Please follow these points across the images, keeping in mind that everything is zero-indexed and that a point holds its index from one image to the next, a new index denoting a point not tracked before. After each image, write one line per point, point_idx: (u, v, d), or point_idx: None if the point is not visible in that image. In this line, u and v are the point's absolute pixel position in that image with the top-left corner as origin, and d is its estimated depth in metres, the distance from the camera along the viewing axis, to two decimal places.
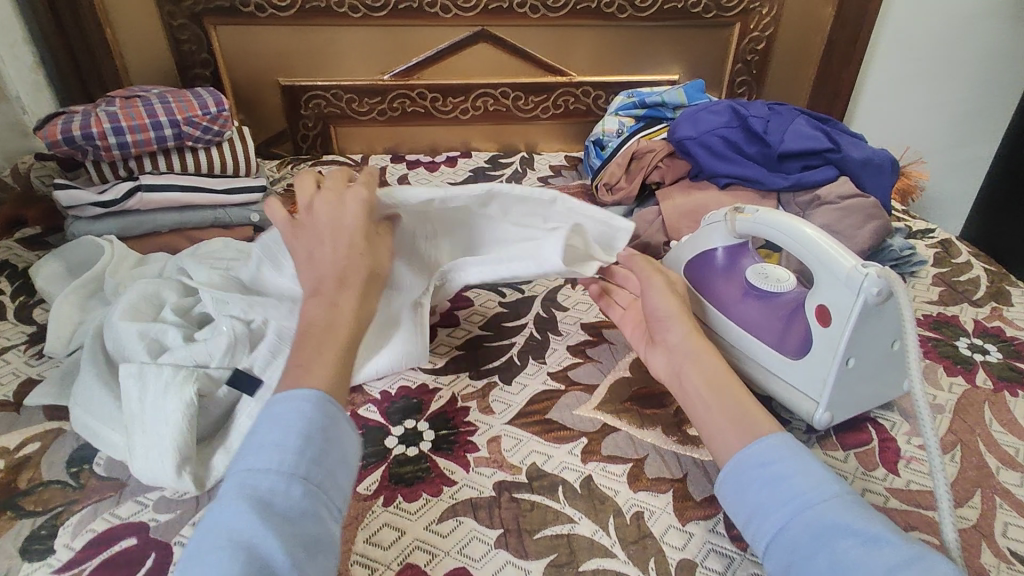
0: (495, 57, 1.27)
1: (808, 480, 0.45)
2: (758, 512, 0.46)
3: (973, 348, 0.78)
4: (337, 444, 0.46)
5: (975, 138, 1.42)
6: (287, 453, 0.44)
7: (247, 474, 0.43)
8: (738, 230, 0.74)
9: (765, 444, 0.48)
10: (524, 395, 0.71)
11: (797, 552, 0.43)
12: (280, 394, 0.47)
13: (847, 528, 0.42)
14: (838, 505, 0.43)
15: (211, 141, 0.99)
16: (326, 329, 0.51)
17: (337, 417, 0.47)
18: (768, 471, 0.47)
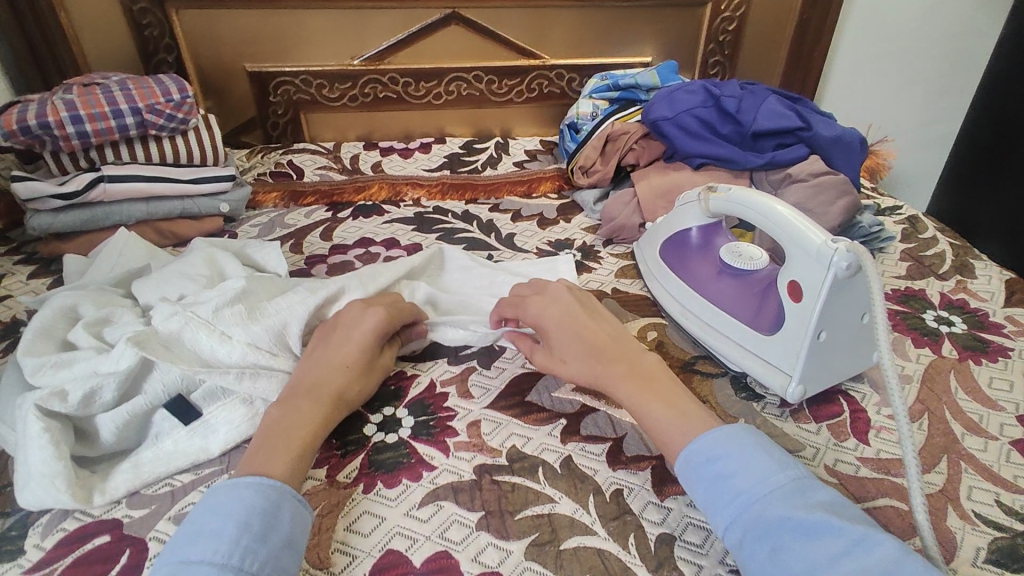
0: (468, 40, 1.25)
1: (751, 480, 0.49)
2: (710, 508, 0.50)
3: (939, 320, 0.81)
4: (273, 519, 0.48)
5: (941, 117, 1.46)
6: (222, 543, 0.45)
7: (179, 563, 0.44)
8: (712, 209, 0.76)
9: (707, 442, 0.52)
10: (503, 378, 0.71)
11: (749, 541, 0.47)
12: (239, 479, 0.50)
13: (791, 519, 0.45)
14: (779, 500, 0.47)
15: (177, 129, 0.96)
16: (278, 430, 0.56)
17: (279, 499, 0.50)
18: (715, 469, 0.51)
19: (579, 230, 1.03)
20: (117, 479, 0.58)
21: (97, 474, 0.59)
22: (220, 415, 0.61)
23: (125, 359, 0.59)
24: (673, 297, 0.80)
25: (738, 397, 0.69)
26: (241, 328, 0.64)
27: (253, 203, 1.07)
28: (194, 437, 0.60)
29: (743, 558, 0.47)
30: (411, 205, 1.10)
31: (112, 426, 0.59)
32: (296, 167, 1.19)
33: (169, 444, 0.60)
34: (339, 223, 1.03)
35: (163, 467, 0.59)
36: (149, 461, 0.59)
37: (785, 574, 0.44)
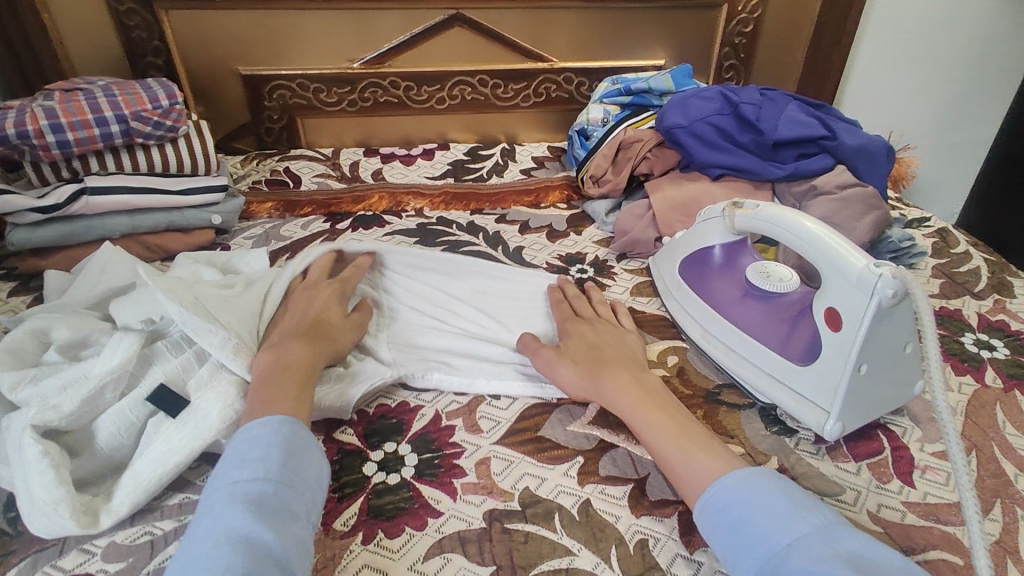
0: (471, 42, 1.20)
1: (767, 527, 0.44)
2: (731, 560, 0.46)
3: (979, 344, 0.75)
4: (304, 447, 0.51)
5: (962, 122, 1.41)
6: (268, 465, 0.48)
7: (233, 485, 0.47)
8: (737, 226, 0.70)
9: (720, 488, 0.48)
10: (513, 410, 0.66)
11: None
12: (252, 420, 0.52)
13: (809, 574, 0.40)
14: (799, 550, 0.42)
15: (164, 137, 0.91)
16: (283, 368, 0.58)
17: (300, 430, 0.52)
18: (732, 515, 0.47)
19: (591, 243, 0.98)
20: (119, 494, 0.53)
21: (100, 495, 0.54)
22: (211, 400, 0.57)
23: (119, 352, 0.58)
24: (694, 316, 0.74)
25: (769, 432, 0.64)
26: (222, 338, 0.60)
27: (247, 214, 1.02)
28: (188, 427, 0.56)
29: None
30: (413, 216, 1.05)
31: (111, 426, 0.56)
32: (292, 175, 1.14)
33: (162, 439, 0.55)
34: (337, 235, 0.98)
35: (161, 468, 0.54)
36: (145, 466, 0.54)
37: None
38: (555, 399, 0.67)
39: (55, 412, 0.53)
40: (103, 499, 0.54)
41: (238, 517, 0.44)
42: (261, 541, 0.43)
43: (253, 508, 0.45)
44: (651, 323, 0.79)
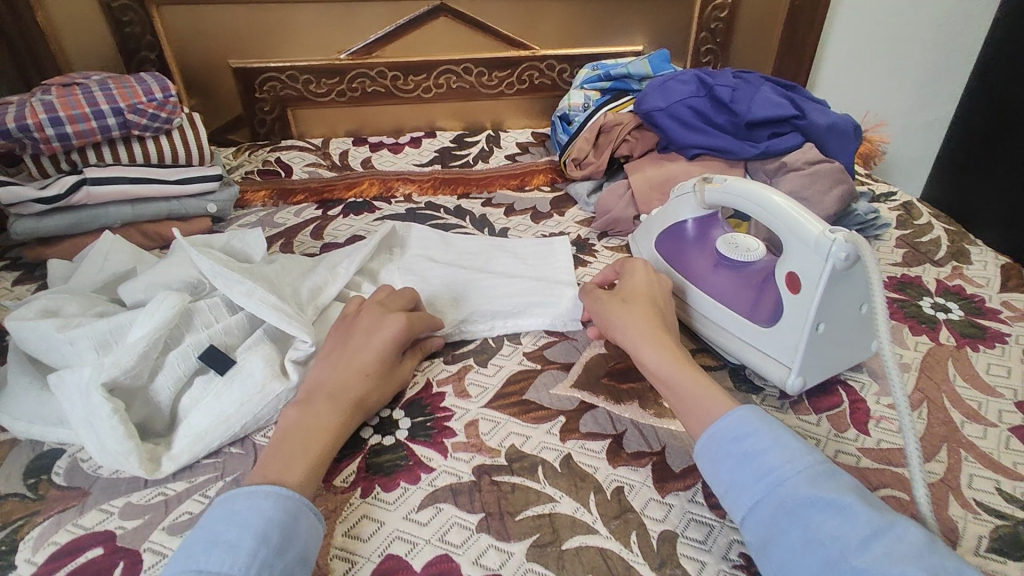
0: (456, 31, 1.23)
1: (781, 459, 0.49)
2: (736, 484, 0.49)
3: (936, 307, 0.80)
4: (291, 532, 0.48)
5: (934, 100, 1.45)
6: (241, 555, 0.45)
7: (195, 573, 0.45)
8: (708, 200, 0.74)
9: (732, 420, 0.52)
10: (500, 376, 0.70)
11: (779, 520, 0.47)
12: (249, 488, 0.50)
13: (818, 501, 0.46)
14: (808, 481, 0.47)
15: (161, 129, 0.94)
16: (304, 434, 0.56)
17: (299, 511, 0.49)
18: (743, 446, 0.51)
19: (574, 223, 1.02)
20: (179, 444, 0.60)
21: (162, 444, 0.61)
22: (255, 360, 0.63)
23: (160, 312, 0.62)
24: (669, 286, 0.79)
25: (738, 390, 0.68)
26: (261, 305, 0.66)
27: (241, 202, 1.06)
28: (235, 384, 0.62)
29: (766, 537, 0.47)
30: (403, 201, 1.09)
31: (164, 378, 0.62)
32: (284, 165, 1.18)
33: (212, 394, 0.62)
34: (330, 221, 1.02)
35: (216, 421, 0.61)
36: (200, 419, 0.61)
37: (810, 550, 0.44)
38: (538, 365, 0.72)
39: (116, 368, 0.58)
40: (165, 448, 0.60)
41: None
42: None
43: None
44: None
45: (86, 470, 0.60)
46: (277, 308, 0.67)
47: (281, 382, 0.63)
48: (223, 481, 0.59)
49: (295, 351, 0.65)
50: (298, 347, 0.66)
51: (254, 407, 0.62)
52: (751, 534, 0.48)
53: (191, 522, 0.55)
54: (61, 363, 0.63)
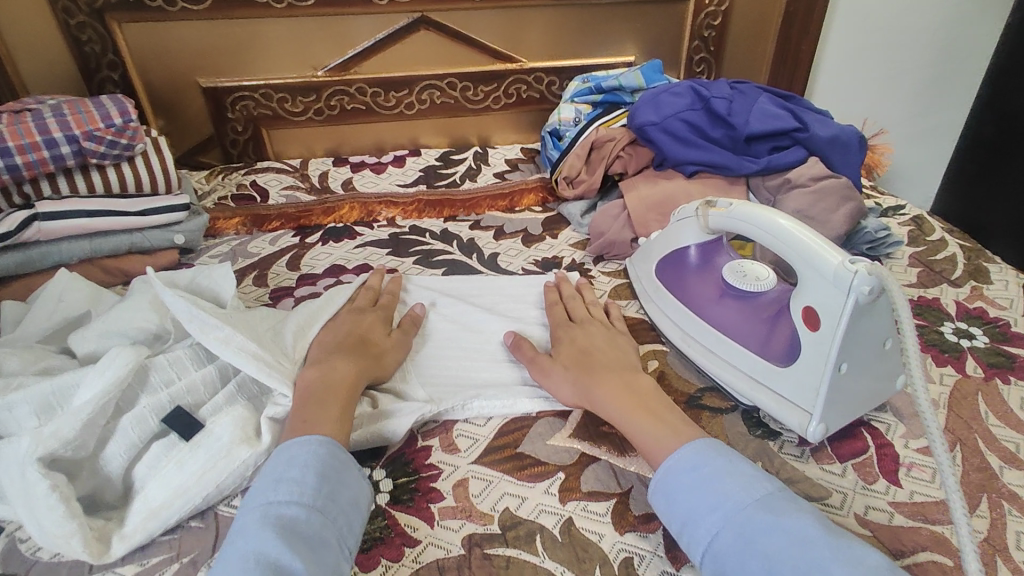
0: (439, 44, 1.18)
1: (735, 486, 0.47)
2: (692, 518, 0.47)
3: (959, 334, 0.75)
4: (343, 473, 0.51)
5: (934, 106, 1.41)
6: (304, 488, 0.48)
7: (268, 505, 0.47)
8: (711, 225, 0.69)
9: (683, 455, 0.50)
10: (491, 426, 0.64)
11: (739, 547, 0.44)
12: (295, 436, 0.52)
13: (776, 526, 0.44)
14: (764, 505, 0.45)
15: (121, 156, 0.87)
16: (329, 388, 0.58)
17: (342, 456, 0.52)
18: (698, 476, 0.48)
19: (567, 247, 0.96)
20: (131, 520, 0.53)
21: (113, 520, 0.54)
22: (223, 423, 0.57)
23: (112, 370, 0.57)
24: (671, 319, 0.73)
25: (752, 436, 0.62)
26: (238, 357, 0.60)
27: (212, 231, 0.99)
28: (202, 449, 0.56)
29: (723, 570, 0.44)
30: (385, 225, 1.02)
31: (114, 446, 0.56)
32: (259, 189, 1.11)
33: (174, 463, 0.55)
34: (307, 250, 0.95)
35: (172, 494, 0.54)
36: (156, 491, 0.54)
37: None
38: (535, 413, 0.65)
39: (57, 439, 0.52)
40: (116, 525, 0.53)
41: (270, 543, 0.44)
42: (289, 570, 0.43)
43: (285, 531, 0.45)
44: (631, 327, 0.77)
45: (25, 552, 0.53)
46: (258, 357, 0.61)
47: (249, 447, 0.57)
48: (178, 563, 0.52)
49: (274, 409, 0.59)
50: (277, 403, 0.60)
51: (219, 477, 0.55)
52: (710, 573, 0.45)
53: None
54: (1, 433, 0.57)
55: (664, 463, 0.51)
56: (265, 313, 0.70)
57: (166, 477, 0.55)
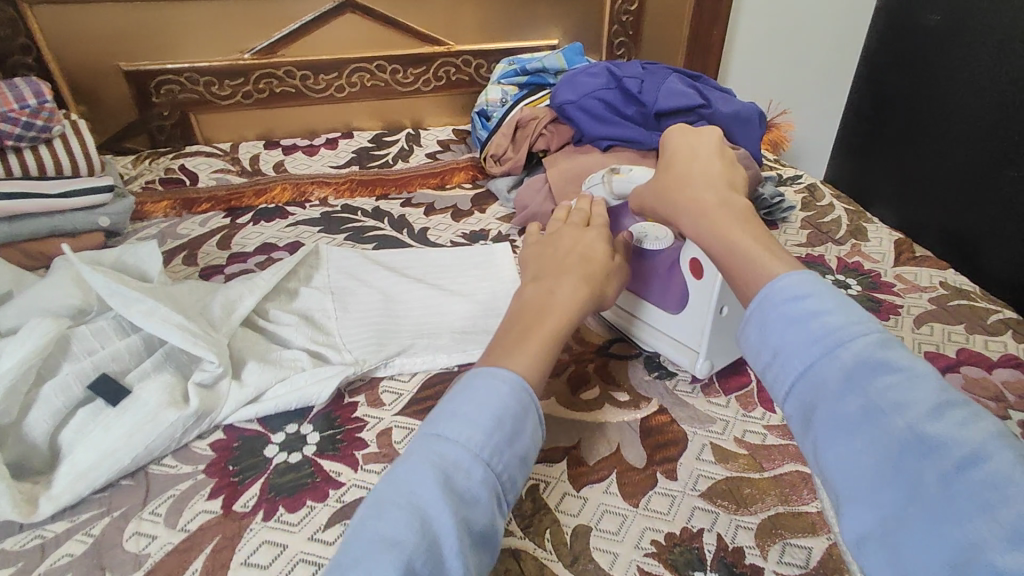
0: (366, 28, 1.20)
1: (844, 321, 0.44)
2: (787, 349, 0.45)
3: (837, 284, 0.84)
4: (521, 418, 0.48)
5: (836, 86, 1.53)
6: (477, 433, 0.46)
7: (438, 440, 0.46)
8: (615, 190, 0.76)
9: (789, 282, 0.48)
10: (415, 382, 0.69)
11: (831, 388, 0.42)
12: (491, 369, 0.50)
13: (882, 364, 0.41)
14: (872, 344, 0.42)
15: (37, 138, 0.88)
16: (544, 310, 0.58)
17: (530, 407, 0.49)
18: (804, 313, 0.45)
19: (494, 220, 1.01)
20: (59, 482, 0.55)
21: (41, 483, 0.56)
22: (151, 389, 0.60)
23: (33, 340, 0.58)
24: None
25: (650, 378, 0.69)
26: (158, 327, 0.62)
27: (140, 214, 0.99)
28: (128, 413, 0.58)
29: (814, 403, 0.43)
30: (318, 205, 1.05)
31: (39, 413, 0.57)
32: (189, 173, 1.11)
33: (101, 426, 0.58)
34: (238, 230, 0.97)
35: (101, 455, 0.56)
36: (84, 454, 0.56)
37: (868, 420, 0.40)
38: (456, 368, 0.70)
39: None
40: (43, 488, 0.55)
41: (428, 485, 0.43)
42: (437, 522, 0.42)
43: (445, 481, 0.44)
44: None
45: None
46: (181, 327, 0.63)
47: (176, 410, 0.59)
48: (108, 517, 0.55)
49: (200, 374, 0.62)
50: (205, 369, 0.63)
51: (146, 438, 0.58)
52: (797, 402, 0.44)
53: (73, 564, 0.51)
54: None
55: (763, 291, 0.49)
56: (198, 285, 0.72)
57: (93, 438, 0.57)
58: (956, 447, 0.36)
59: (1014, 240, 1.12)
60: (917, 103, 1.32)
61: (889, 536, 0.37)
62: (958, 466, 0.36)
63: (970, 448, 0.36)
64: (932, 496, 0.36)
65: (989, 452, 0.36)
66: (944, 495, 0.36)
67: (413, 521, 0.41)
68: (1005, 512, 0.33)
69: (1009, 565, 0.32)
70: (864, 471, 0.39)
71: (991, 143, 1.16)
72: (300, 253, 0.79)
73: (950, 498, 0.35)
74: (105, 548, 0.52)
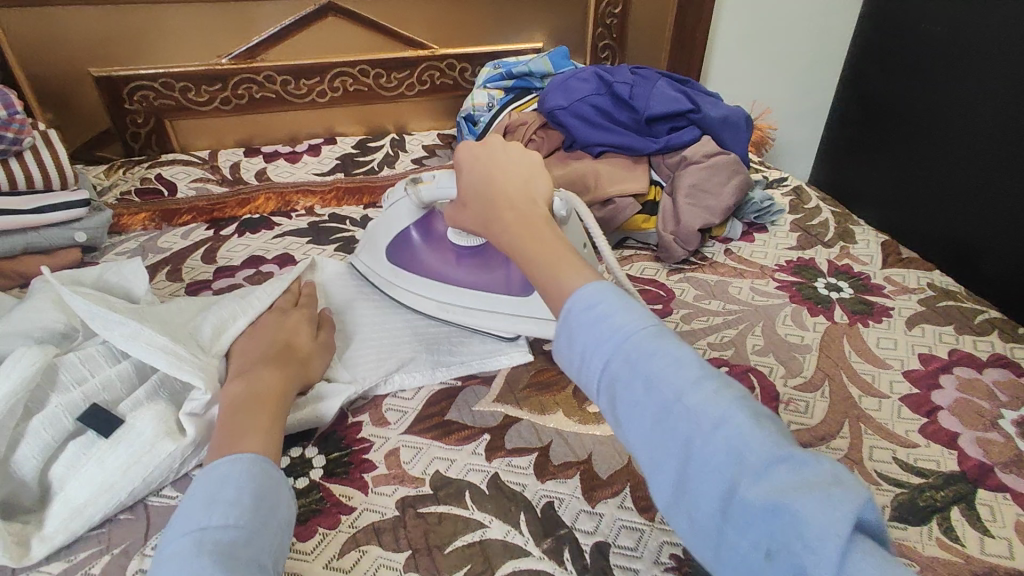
0: (348, 32, 1.17)
1: (627, 318, 0.43)
2: (586, 349, 0.43)
3: (829, 287, 0.86)
4: (279, 493, 0.47)
5: (815, 87, 1.55)
6: (236, 509, 0.44)
7: (201, 530, 0.42)
8: (422, 198, 0.76)
9: (586, 293, 0.45)
10: (419, 398, 0.68)
11: (623, 384, 0.41)
12: (215, 461, 0.48)
13: (656, 353, 0.41)
14: (647, 337, 0.42)
15: (7, 151, 0.83)
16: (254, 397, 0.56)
17: (274, 477, 0.48)
18: (594, 312, 0.44)
19: None
20: (52, 521, 0.53)
21: (31, 524, 0.53)
22: (146, 417, 0.57)
23: (21, 370, 0.55)
24: (423, 295, 0.78)
25: None
26: (143, 349, 0.59)
27: (117, 227, 0.95)
28: (122, 446, 0.55)
29: (615, 399, 0.42)
30: (304, 214, 1.02)
31: (27, 448, 0.54)
32: (166, 182, 1.07)
33: (94, 461, 0.55)
34: (223, 242, 0.94)
35: (96, 491, 0.54)
36: (78, 490, 0.54)
37: (652, 399, 0.40)
38: (458, 381, 0.70)
39: None
40: (35, 528, 0.53)
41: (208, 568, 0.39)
42: None
43: (222, 554, 0.40)
44: None
45: None
46: (169, 351, 0.59)
47: (173, 441, 0.57)
48: (109, 555, 0.53)
49: (192, 404, 0.58)
50: (195, 398, 0.59)
51: (143, 471, 0.55)
52: (604, 398, 0.43)
53: None
54: None
55: (568, 307, 0.45)
56: (185, 305, 0.69)
57: (87, 474, 0.54)
58: (710, 413, 0.38)
59: (1004, 236, 1.12)
60: (907, 108, 1.34)
61: (683, 504, 0.38)
62: (716, 429, 0.37)
63: (718, 415, 0.37)
64: (702, 460, 0.37)
65: (732, 416, 0.37)
66: (708, 457, 0.37)
67: None
68: (751, 459, 0.35)
69: (758, 498, 0.34)
70: (653, 450, 0.39)
71: (984, 144, 1.17)
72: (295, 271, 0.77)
73: (714, 458, 0.36)
74: None
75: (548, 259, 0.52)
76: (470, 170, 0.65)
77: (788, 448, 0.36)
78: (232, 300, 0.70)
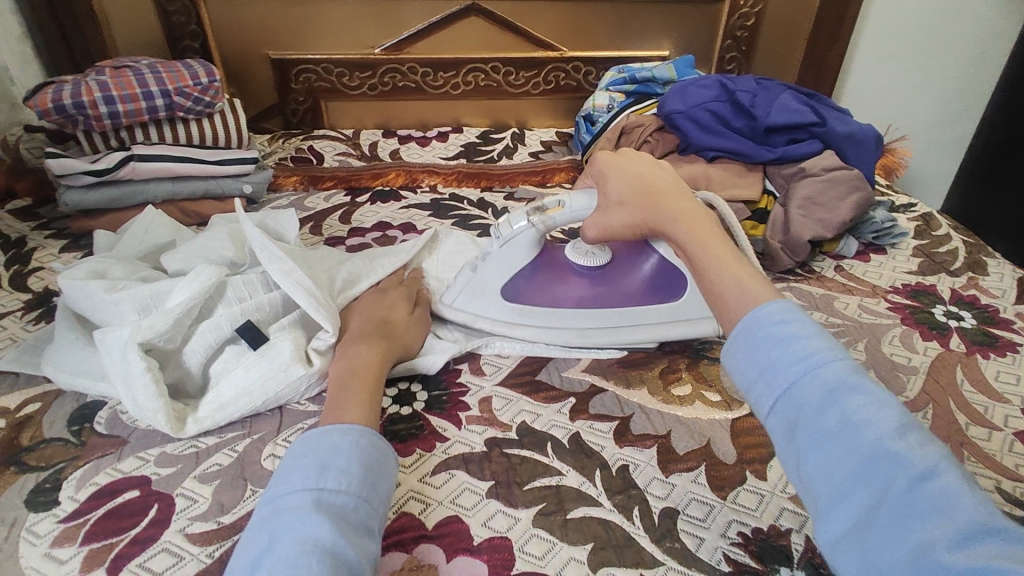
0: (485, 31, 1.27)
1: (821, 347, 0.47)
2: (771, 366, 0.47)
3: (948, 315, 0.81)
4: (384, 467, 0.51)
5: (963, 115, 1.45)
6: (348, 478, 0.48)
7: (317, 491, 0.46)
8: (548, 227, 0.73)
9: (772, 310, 0.51)
10: (514, 358, 0.74)
11: (808, 403, 0.45)
12: (325, 430, 0.52)
13: (854, 385, 0.44)
14: (846, 368, 0.45)
15: (202, 112, 1.00)
16: (356, 371, 0.61)
17: (378, 446, 0.52)
18: (786, 330, 0.48)
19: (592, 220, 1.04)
20: (204, 408, 0.63)
21: (190, 406, 0.64)
22: (285, 340, 0.65)
23: (198, 282, 0.66)
24: (553, 316, 0.75)
25: None
26: (290, 287, 0.67)
27: (274, 186, 1.11)
28: (265, 359, 0.64)
29: (797, 416, 0.45)
30: (427, 191, 1.12)
31: (195, 345, 0.65)
32: (316, 153, 1.23)
33: (243, 367, 0.64)
34: (357, 208, 1.06)
35: (240, 393, 0.63)
36: (227, 388, 0.64)
37: (847, 435, 0.42)
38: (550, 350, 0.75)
39: (152, 331, 0.62)
40: (192, 410, 0.64)
41: (323, 527, 0.43)
42: (344, 556, 0.42)
43: (338, 518, 0.45)
44: None
45: (124, 421, 0.65)
46: (308, 291, 0.68)
47: (302, 366, 0.65)
48: (249, 439, 0.63)
49: (318, 341, 0.66)
50: (320, 336, 0.67)
51: (277, 385, 0.64)
52: (780, 416, 0.46)
53: (220, 473, 0.59)
54: (104, 320, 0.67)
55: (748, 315, 0.52)
56: (326, 255, 0.80)
57: (234, 378, 0.64)
58: (916, 461, 0.40)
59: None
60: None
61: (859, 537, 0.40)
62: (919, 476, 0.39)
63: (926, 464, 0.39)
64: (895, 498, 0.39)
65: (941, 469, 0.39)
66: (910, 501, 0.38)
67: (323, 558, 0.41)
68: (958, 518, 0.37)
69: (956, 560, 0.35)
70: (841, 481, 0.41)
71: None
72: (420, 240, 0.86)
73: (920, 506, 0.38)
74: (246, 463, 0.60)
75: (728, 266, 0.59)
76: (618, 175, 0.71)
77: (1004, 522, 0.36)
78: (360, 261, 0.79)
